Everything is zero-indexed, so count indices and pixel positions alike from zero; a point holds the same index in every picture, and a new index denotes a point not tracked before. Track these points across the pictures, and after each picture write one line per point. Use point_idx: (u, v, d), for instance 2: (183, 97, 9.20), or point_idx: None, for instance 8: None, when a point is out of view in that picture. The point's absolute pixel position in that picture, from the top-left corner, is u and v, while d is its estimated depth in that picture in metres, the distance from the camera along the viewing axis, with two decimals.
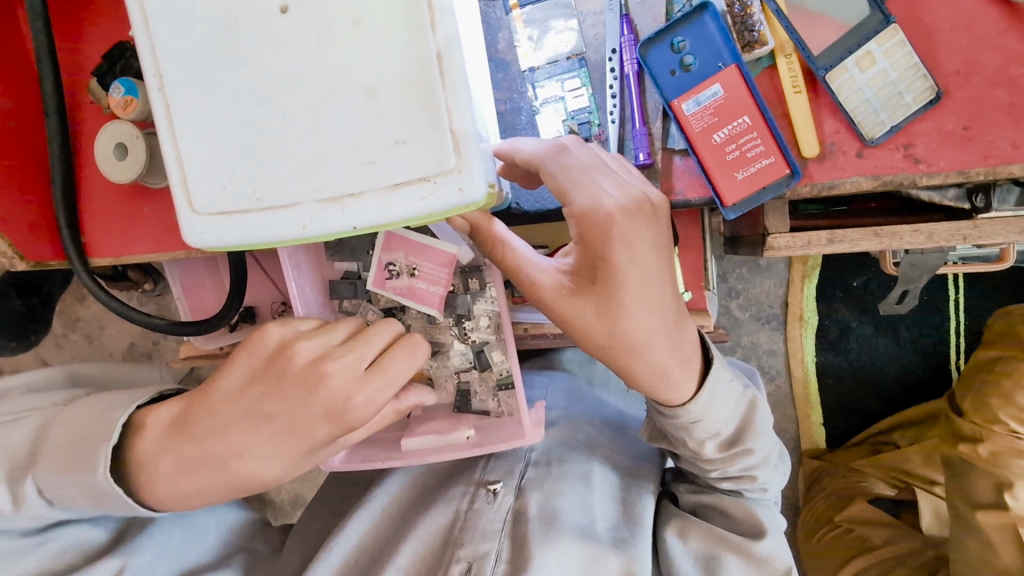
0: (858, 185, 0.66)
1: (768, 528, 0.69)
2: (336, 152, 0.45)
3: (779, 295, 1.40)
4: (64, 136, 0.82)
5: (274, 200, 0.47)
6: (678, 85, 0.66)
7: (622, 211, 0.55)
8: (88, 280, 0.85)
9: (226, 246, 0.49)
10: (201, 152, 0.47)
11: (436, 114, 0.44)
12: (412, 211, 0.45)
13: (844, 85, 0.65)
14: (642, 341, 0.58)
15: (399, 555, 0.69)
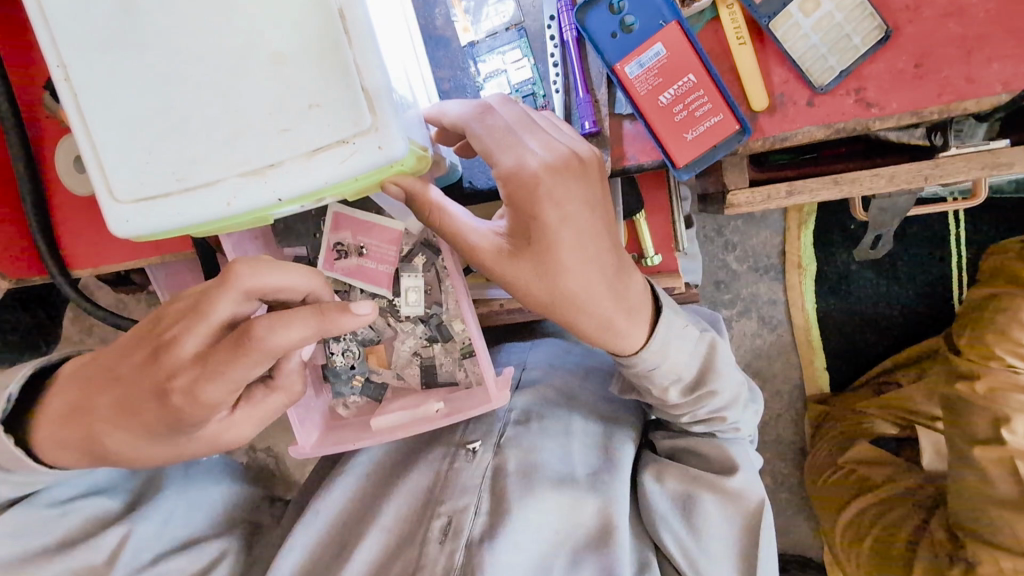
0: (811, 134, 0.64)
1: (740, 463, 0.73)
2: (250, 124, 0.45)
3: (776, 244, 1.39)
4: (26, 151, 0.82)
5: (193, 179, 0.47)
6: (620, 47, 0.64)
7: (548, 170, 0.56)
8: (71, 291, 0.87)
9: (155, 233, 0.49)
10: (114, 139, 0.47)
11: (346, 75, 0.44)
12: (335, 175, 0.45)
13: (789, 32, 0.63)
14: (583, 295, 0.60)
15: (383, 516, 0.71)
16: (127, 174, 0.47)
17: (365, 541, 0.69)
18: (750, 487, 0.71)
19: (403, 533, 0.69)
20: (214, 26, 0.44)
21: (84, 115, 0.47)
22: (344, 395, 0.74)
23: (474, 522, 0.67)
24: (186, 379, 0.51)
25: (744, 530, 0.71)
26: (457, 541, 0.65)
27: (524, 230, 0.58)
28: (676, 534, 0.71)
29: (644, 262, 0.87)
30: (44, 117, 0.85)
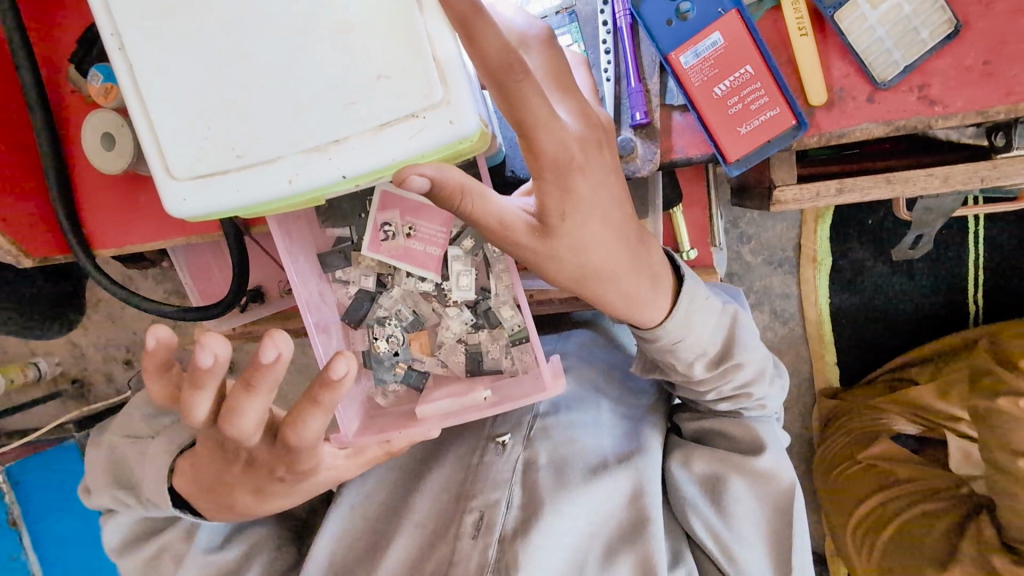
0: (869, 131, 0.62)
1: (768, 443, 0.71)
2: (316, 97, 0.43)
3: (792, 237, 1.36)
4: (50, 127, 0.80)
5: (255, 155, 0.45)
6: (675, 35, 0.62)
7: (581, 141, 0.52)
8: (93, 271, 0.85)
9: (211, 212, 0.47)
10: (171, 115, 0.45)
11: (417, 46, 0.42)
12: (405, 150, 0.44)
13: (854, 24, 0.60)
14: (612, 268, 0.57)
15: (416, 512, 0.70)
16: (184, 150, 0.46)
17: (398, 538, 0.69)
18: (778, 469, 0.70)
19: (436, 528, 0.68)
20: None
21: (139, 90, 0.45)
22: (386, 382, 0.73)
23: (506, 516, 0.67)
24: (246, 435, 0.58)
25: (776, 510, 0.70)
26: (489, 537, 0.65)
27: (558, 207, 0.52)
28: (707, 520, 0.71)
29: (680, 256, 0.85)
30: (70, 94, 0.83)
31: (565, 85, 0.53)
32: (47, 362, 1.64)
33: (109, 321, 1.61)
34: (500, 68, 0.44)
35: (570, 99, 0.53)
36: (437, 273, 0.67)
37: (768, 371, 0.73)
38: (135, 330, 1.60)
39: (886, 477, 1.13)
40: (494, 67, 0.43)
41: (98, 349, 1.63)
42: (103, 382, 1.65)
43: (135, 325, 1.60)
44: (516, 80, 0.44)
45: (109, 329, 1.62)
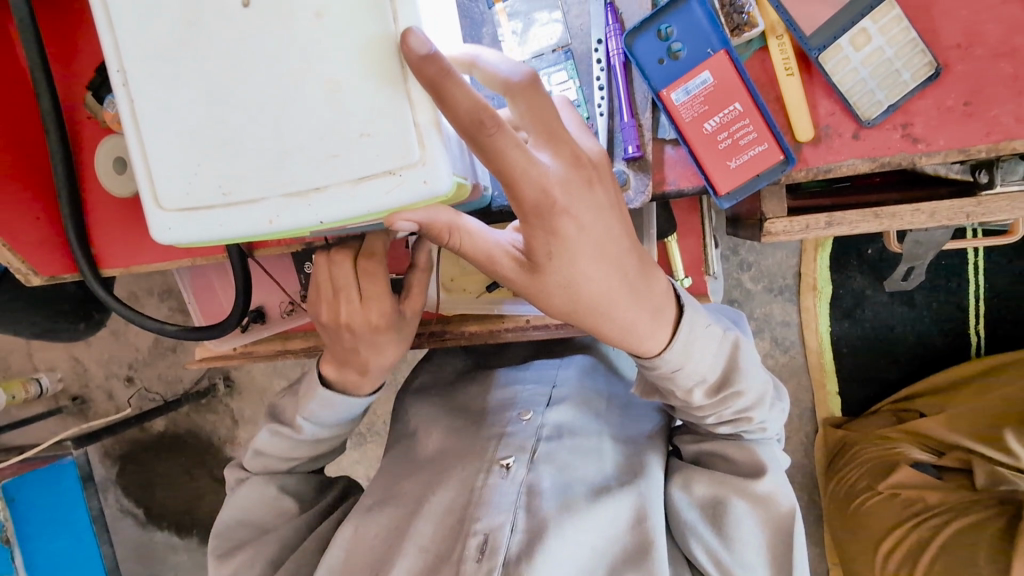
0: (855, 168, 0.64)
1: (769, 466, 0.72)
2: (299, 145, 0.45)
3: (792, 265, 1.38)
4: (64, 151, 0.83)
5: (239, 194, 0.47)
6: (667, 73, 0.65)
7: (562, 184, 0.51)
8: (100, 290, 0.87)
9: (196, 241, 0.49)
10: (165, 148, 0.47)
11: (399, 109, 0.44)
12: (377, 204, 0.45)
13: (838, 66, 0.63)
14: (604, 299, 0.57)
15: (421, 535, 0.69)
16: (176, 181, 0.48)
17: (402, 560, 0.68)
18: (778, 491, 0.70)
19: (437, 554, 0.67)
20: (274, 37, 0.44)
21: (139, 122, 0.47)
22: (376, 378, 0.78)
23: (510, 540, 0.66)
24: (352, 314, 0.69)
25: (777, 535, 0.70)
26: (493, 561, 0.63)
27: (545, 250, 0.53)
28: (708, 544, 0.70)
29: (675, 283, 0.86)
30: (85, 119, 0.86)
31: (553, 133, 0.51)
32: (50, 377, 1.66)
33: (111, 338, 1.63)
34: (472, 126, 0.43)
35: (562, 147, 0.51)
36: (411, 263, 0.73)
37: (769, 397, 0.73)
38: (138, 348, 1.62)
39: (911, 505, 1.10)
40: (465, 126, 0.43)
41: (101, 365, 1.65)
42: (104, 398, 1.66)
43: (138, 342, 1.62)
44: (489, 134, 0.44)
45: (112, 346, 1.63)
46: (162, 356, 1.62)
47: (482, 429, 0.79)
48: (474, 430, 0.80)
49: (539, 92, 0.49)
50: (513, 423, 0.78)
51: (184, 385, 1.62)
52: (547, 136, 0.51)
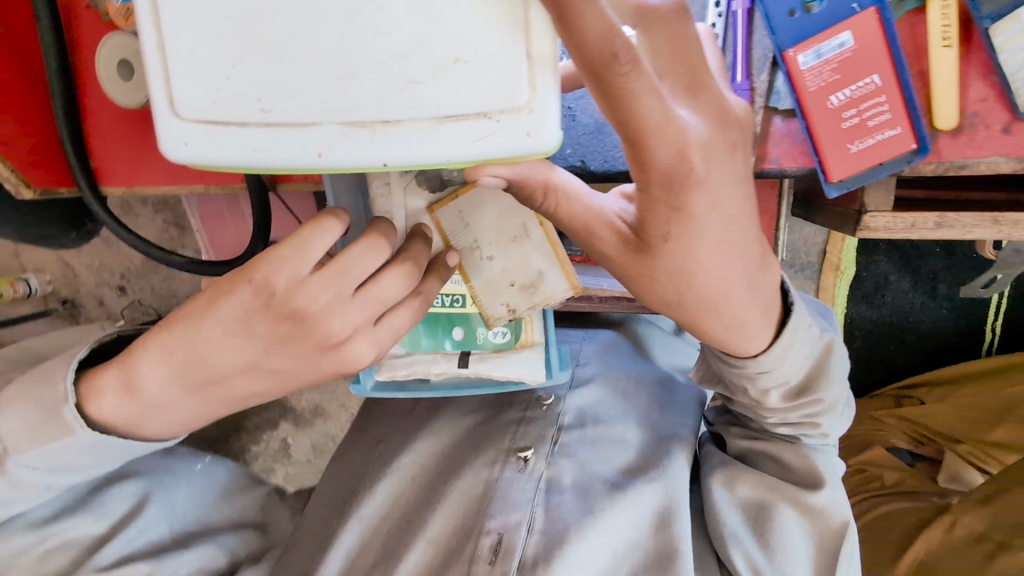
0: (996, 167, 0.55)
1: (829, 480, 0.62)
2: (372, 63, 0.34)
3: (818, 242, 1.16)
4: (59, 45, 0.71)
5: (284, 114, 0.36)
6: (797, 29, 0.54)
7: (701, 148, 0.40)
8: (103, 213, 0.79)
9: (216, 167, 0.38)
10: (187, 34, 0.35)
11: (511, 38, 0.34)
12: (462, 154, 0.36)
13: (1011, 41, 0.52)
14: (721, 292, 0.47)
15: (430, 526, 0.61)
16: (201, 82, 0.36)
17: (410, 554, 0.60)
18: (832, 507, 0.61)
19: (448, 548, 0.60)
20: None
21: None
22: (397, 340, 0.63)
23: (527, 541, 0.58)
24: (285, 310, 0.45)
25: (822, 550, 0.62)
26: (508, 564, 0.56)
27: (664, 229, 0.43)
28: (748, 554, 0.62)
29: None
30: (82, 7, 0.73)
31: (695, 82, 0.41)
32: (37, 280, 1.51)
33: (104, 246, 1.49)
34: (600, 61, 0.34)
35: (701, 95, 0.41)
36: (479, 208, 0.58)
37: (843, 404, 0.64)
38: (131, 259, 1.49)
39: (867, 483, 1.13)
40: (593, 61, 0.34)
41: (92, 272, 1.51)
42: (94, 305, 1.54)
43: (131, 253, 1.49)
44: (621, 73, 0.34)
45: (104, 254, 1.50)
46: (156, 271, 1.49)
47: (500, 413, 0.69)
48: (495, 415, 0.70)
49: (677, 45, 0.40)
50: (533, 408, 0.68)
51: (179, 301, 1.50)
52: (686, 83, 0.41)
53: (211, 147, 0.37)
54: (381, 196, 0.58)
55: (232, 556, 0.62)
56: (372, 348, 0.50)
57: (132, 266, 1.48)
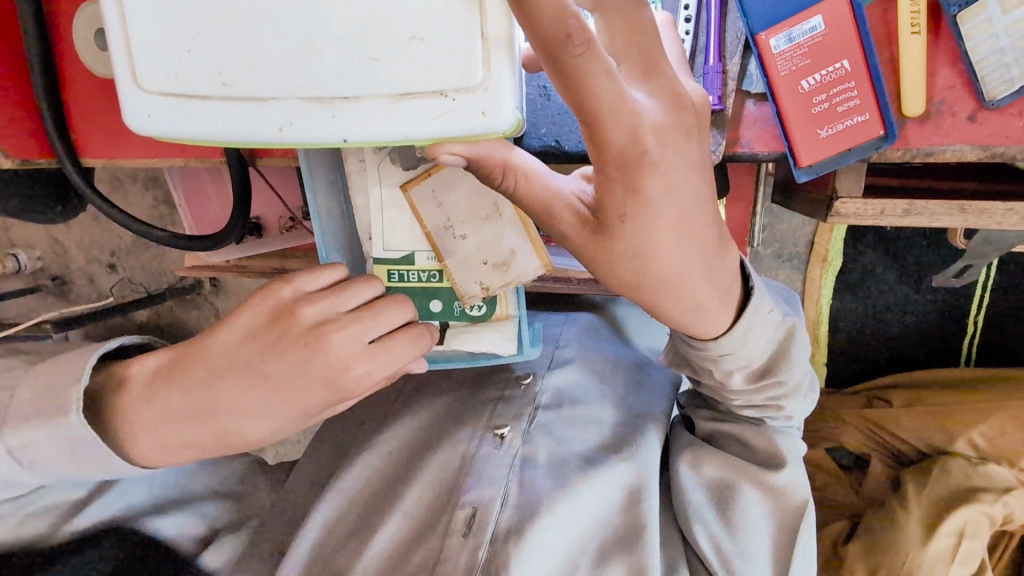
0: (961, 155, 0.56)
1: (790, 459, 0.64)
2: (331, 38, 0.34)
3: (806, 233, 1.18)
4: (37, 14, 0.71)
5: (246, 89, 0.36)
6: (769, 12, 0.54)
7: (656, 131, 0.41)
8: (84, 188, 0.79)
9: (181, 139, 0.38)
10: (147, 7, 0.35)
11: (466, 17, 0.34)
12: (420, 132, 0.36)
13: (977, 29, 0.52)
14: (677, 276, 0.48)
15: (405, 500, 0.62)
16: (163, 55, 0.36)
17: (385, 526, 0.61)
18: (792, 485, 0.63)
19: (424, 520, 0.61)
20: None
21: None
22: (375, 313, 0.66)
23: (500, 515, 0.59)
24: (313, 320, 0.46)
25: (782, 526, 0.64)
26: (482, 536, 0.58)
27: (620, 209, 0.44)
28: (711, 532, 0.64)
29: None
30: None
31: (651, 66, 0.42)
32: (28, 255, 1.53)
33: (92, 222, 1.49)
34: (553, 40, 0.34)
35: (657, 79, 0.42)
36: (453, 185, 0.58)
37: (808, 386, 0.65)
38: (119, 235, 1.48)
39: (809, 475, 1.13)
40: (547, 41, 0.34)
41: (82, 248, 1.52)
42: (84, 281, 1.54)
43: (119, 229, 1.48)
44: (575, 54, 0.35)
45: (93, 231, 1.50)
46: (143, 249, 1.49)
47: (478, 394, 0.71)
48: (472, 395, 0.71)
49: (634, 30, 0.41)
50: (512, 388, 0.70)
51: (167, 279, 1.49)
52: (642, 67, 0.41)
53: (175, 123, 0.38)
54: (356, 173, 0.59)
55: (211, 524, 0.63)
56: (361, 362, 0.46)
57: (121, 243, 1.48)
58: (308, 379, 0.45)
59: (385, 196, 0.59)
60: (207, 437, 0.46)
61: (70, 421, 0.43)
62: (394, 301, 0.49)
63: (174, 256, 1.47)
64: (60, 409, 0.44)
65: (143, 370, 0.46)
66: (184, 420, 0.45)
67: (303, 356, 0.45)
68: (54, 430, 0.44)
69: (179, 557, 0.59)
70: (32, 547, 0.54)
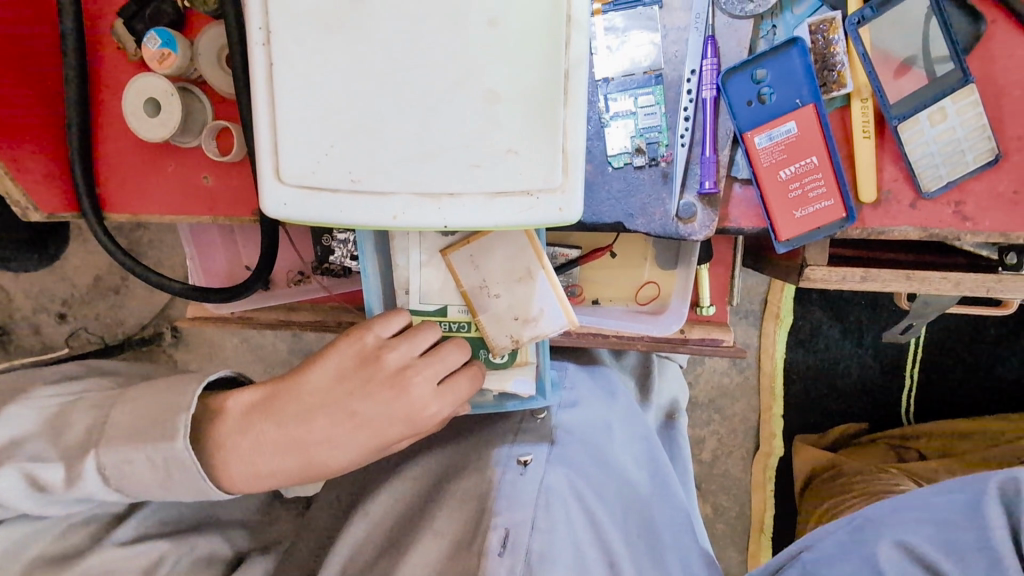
0: (906, 234, 0.68)
1: None
2: (443, 147, 0.41)
3: (759, 293, 1.32)
4: (81, 79, 0.76)
5: (370, 184, 0.41)
6: (754, 116, 0.66)
7: None
8: (102, 236, 0.80)
9: (307, 224, 0.43)
10: (291, 114, 0.41)
11: (550, 136, 0.41)
12: (509, 222, 0.42)
13: (912, 137, 0.66)
14: None
15: (437, 520, 0.65)
16: (302, 155, 0.41)
17: (419, 545, 0.63)
18: None
19: (458, 539, 0.63)
20: (426, 10, 0.39)
21: (273, 90, 0.41)
22: None
23: (533, 537, 0.60)
24: (400, 355, 0.58)
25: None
26: (517, 554, 0.59)
27: None
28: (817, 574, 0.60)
29: (699, 310, 0.91)
30: (109, 48, 0.78)
31: None
32: None
33: (49, 273, 1.43)
34: None
35: None
36: (489, 252, 0.65)
37: None
38: (76, 284, 1.42)
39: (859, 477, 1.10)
40: None
41: (31, 298, 1.44)
42: (30, 333, 1.45)
43: (77, 278, 1.42)
44: None
45: (46, 281, 1.43)
46: (101, 297, 1.43)
47: (495, 424, 0.76)
48: (486, 430, 0.76)
49: None
50: (526, 421, 0.75)
51: (126, 329, 1.44)
52: None
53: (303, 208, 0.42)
54: (400, 236, 0.66)
55: (236, 548, 0.66)
56: (436, 400, 0.58)
57: (76, 292, 1.42)
58: (388, 417, 0.57)
59: (425, 257, 0.67)
60: (293, 468, 0.55)
61: (176, 445, 0.50)
62: (455, 345, 0.61)
63: (140, 305, 1.43)
64: (167, 433, 0.51)
65: (239, 403, 0.55)
66: (279, 445, 0.54)
67: (388, 397, 0.56)
68: (154, 451, 0.51)
69: (212, 574, 0.62)
70: (69, 560, 0.55)
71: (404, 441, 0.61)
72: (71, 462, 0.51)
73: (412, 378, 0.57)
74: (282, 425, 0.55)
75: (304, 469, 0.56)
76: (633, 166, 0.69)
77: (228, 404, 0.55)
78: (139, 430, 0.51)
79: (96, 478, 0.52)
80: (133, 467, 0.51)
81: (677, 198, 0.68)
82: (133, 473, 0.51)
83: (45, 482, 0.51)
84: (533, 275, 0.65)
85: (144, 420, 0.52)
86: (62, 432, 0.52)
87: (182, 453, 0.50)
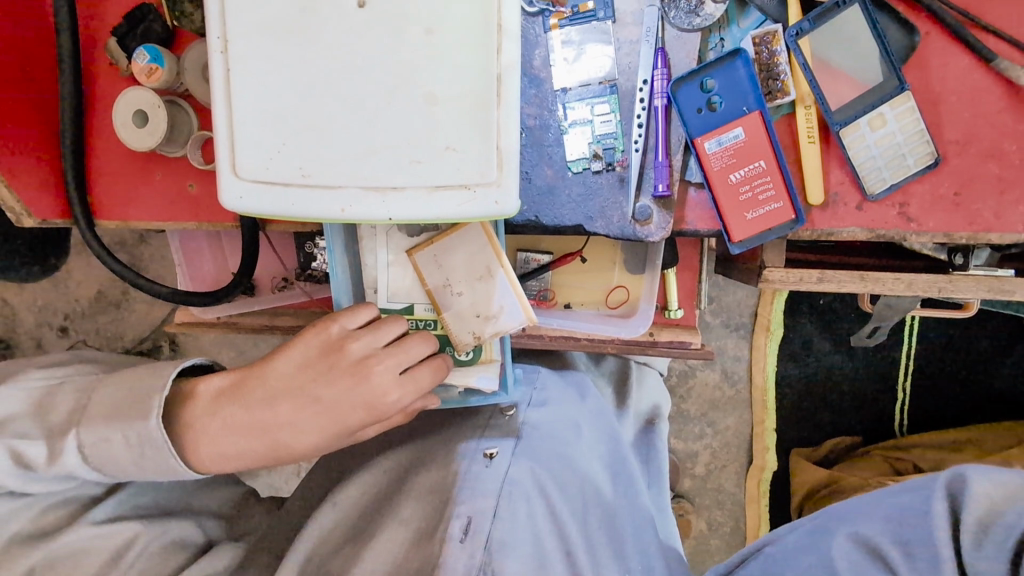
0: (854, 235, 0.71)
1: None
2: (386, 144, 0.44)
3: (750, 305, 1.33)
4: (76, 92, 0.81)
5: (319, 178, 0.45)
6: (703, 123, 0.70)
7: None
8: (91, 239, 0.84)
9: (264, 216, 0.46)
10: (248, 115, 0.45)
11: (484, 134, 0.45)
12: (449, 214, 0.45)
13: (855, 142, 0.69)
14: None
15: (402, 511, 0.66)
16: (257, 153, 0.45)
17: (382, 534, 0.64)
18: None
19: (422, 529, 0.63)
20: (369, 22, 0.43)
21: (231, 94, 0.45)
22: None
23: (495, 526, 0.61)
24: (365, 345, 0.60)
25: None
26: (477, 542, 0.59)
27: None
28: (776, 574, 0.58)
29: (666, 314, 0.93)
30: (102, 63, 0.83)
31: None
32: None
33: (51, 286, 1.47)
34: None
35: None
36: (451, 251, 0.68)
37: None
38: (78, 298, 1.46)
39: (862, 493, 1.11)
40: None
41: (34, 311, 1.48)
42: (32, 346, 1.49)
43: (79, 293, 1.46)
44: None
45: (48, 294, 1.48)
46: (102, 311, 1.47)
47: (464, 421, 0.79)
48: (455, 426, 0.78)
49: None
50: (496, 418, 0.77)
51: (125, 343, 1.48)
52: None
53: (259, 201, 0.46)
54: (368, 237, 0.70)
55: (208, 537, 0.68)
56: (396, 388, 0.60)
57: (77, 306, 1.46)
58: (350, 404, 0.59)
59: (392, 257, 0.70)
60: (258, 451, 0.58)
61: (148, 424, 0.54)
62: (418, 337, 0.62)
63: (139, 318, 1.47)
64: (141, 413, 0.54)
65: (208, 388, 0.58)
66: (246, 429, 0.58)
67: (350, 383, 0.59)
68: (129, 430, 0.54)
69: (181, 560, 0.63)
70: (46, 537, 0.58)
71: (370, 430, 0.64)
72: (50, 442, 0.54)
73: (373, 367, 0.59)
74: (249, 408, 0.58)
75: (269, 451, 0.59)
76: (591, 171, 0.73)
77: (200, 389, 0.58)
78: (112, 410, 0.54)
79: (71, 459, 0.54)
80: (105, 446, 0.54)
81: (633, 201, 0.72)
82: (105, 453, 0.54)
83: (29, 460, 0.54)
84: (491, 274, 0.68)
85: (118, 403, 0.55)
86: (40, 417, 0.56)
87: (154, 432, 0.54)
